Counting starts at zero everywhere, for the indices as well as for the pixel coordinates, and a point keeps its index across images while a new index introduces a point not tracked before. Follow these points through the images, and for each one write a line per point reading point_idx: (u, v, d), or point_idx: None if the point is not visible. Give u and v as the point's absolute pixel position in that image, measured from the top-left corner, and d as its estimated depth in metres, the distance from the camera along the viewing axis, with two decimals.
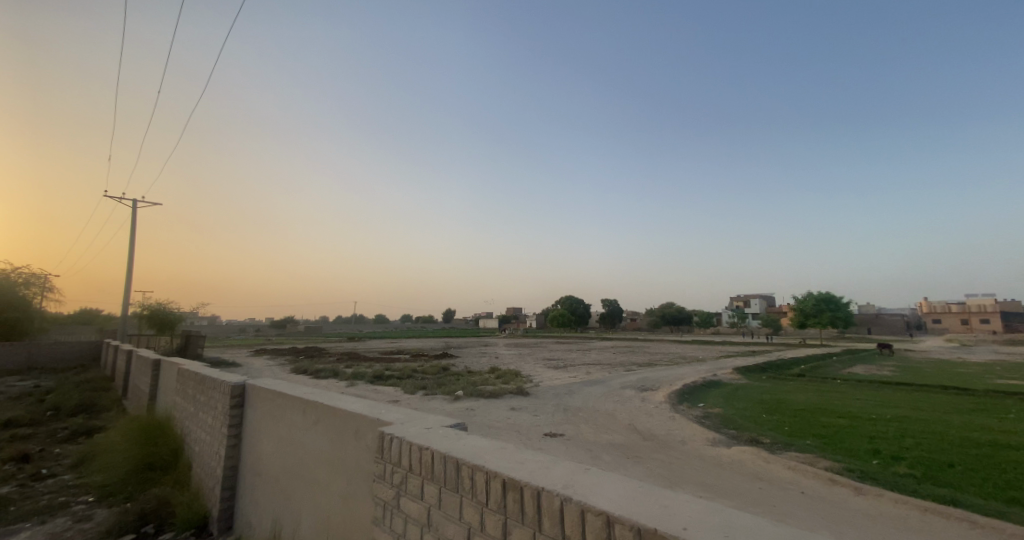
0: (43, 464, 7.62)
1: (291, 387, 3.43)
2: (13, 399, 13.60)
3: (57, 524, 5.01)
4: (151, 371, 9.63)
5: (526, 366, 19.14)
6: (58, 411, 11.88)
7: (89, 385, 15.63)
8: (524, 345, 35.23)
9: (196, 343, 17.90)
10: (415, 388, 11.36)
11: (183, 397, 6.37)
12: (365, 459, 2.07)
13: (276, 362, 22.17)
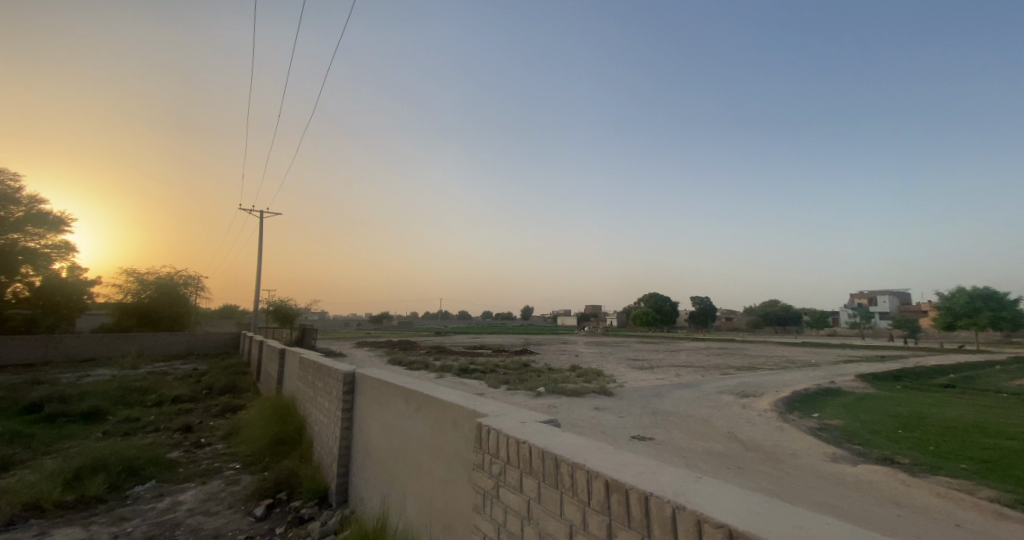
0: (202, 434, 9.07)
1: (394, 375, 3.71)
2: (178, 379, 16.35)
3: (214, 486, 5.94)
4: (279, 358, 10.99)
5: (610, 365, 18.70)
6: (211, 390, 14.05)
7: (232, 369, 18.28)
8: (610, 344, 34.44)
9: (311, 335, 20.05)
10: (498, 383, 11.63)
11: (305, 383, 7.20)
12: (463, 447, 2.17)
13: (375, 353, 24.10)
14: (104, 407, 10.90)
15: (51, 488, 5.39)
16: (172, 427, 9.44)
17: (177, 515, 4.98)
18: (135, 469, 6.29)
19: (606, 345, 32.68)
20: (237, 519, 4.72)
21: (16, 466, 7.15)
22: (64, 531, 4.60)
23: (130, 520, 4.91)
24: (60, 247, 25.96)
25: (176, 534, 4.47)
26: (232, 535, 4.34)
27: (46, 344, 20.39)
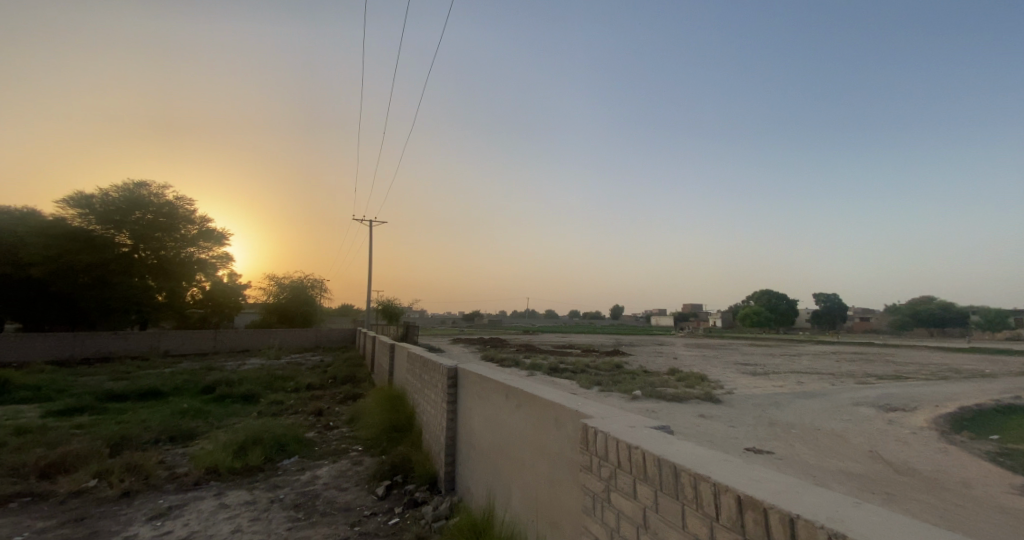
0: (331, 418, 10.21)
1: (493, 372, 3.84)
2: (308, 369, 18.57)
3: (342, 465, 6.64)
4: (389, 352, 11.98)
5: (716, 369, 17.49)
6: (335, 379, 15.78)
7: (350, 361, 20.29)
8: (717, 347, 32.23)
9: (413, 332, 21.51)
10: (593, 384, 11.47)
11: (413, 375, 7.76)
12: (568, 448, 2.17)
13: (470, 350, 25.18)
14: (256, 391, 12.79)
15: (224, 457, 6.48)
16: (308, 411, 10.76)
17: (315, 487, 5.65)
18: (283, 444, 7.28)
19: (712, 348, 30.65)
20: (362, 496, 5.22)
21: (198, 436, 8.71)
22: (234, 493, 5.50)
23: (280, 488, 5.70)
24: (220, 257, 31.92)
25: (316, 504, 5.08)
26: (360, 510, 4.81)
27: (212, 336, 24.67)
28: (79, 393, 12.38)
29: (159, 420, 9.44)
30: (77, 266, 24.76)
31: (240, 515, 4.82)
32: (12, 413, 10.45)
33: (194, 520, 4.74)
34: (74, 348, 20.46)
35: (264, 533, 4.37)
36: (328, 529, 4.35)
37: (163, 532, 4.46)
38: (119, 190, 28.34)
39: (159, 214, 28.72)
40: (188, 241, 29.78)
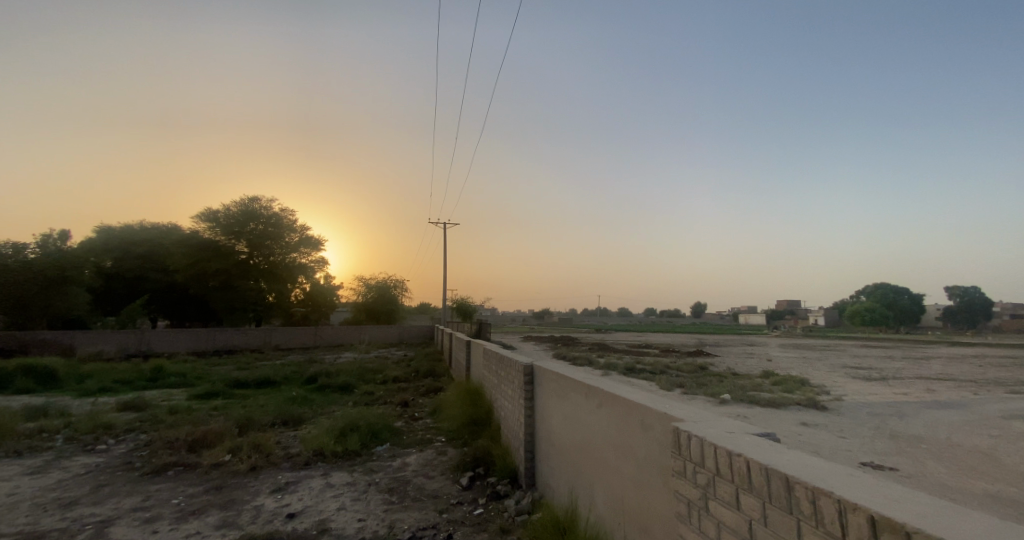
0: (416, 409, 10.82)
1: (569, 370, 3.86)
2: (393, 363, 19.75)
3: (428, 454, 7.04)
4: (466, 349, 12.40)
5: (821, 373, 15.96)
6: (418, 373, 16.66)
7: (431, 357, 21.24)
8: (822, 348, 29.31)
9: (485, 329, 21.99)
10: (677, 386, 11.02)
11: (489, 371, 8.00)
12: (659, 451, 2.08)
13: (543, 348, 25.28)
14: (351, 382, 13.92)
15: (327, 441, 7.31)
16: (395, 402, 11.52)
17: (405, 474, 6.08)
18: (375, 433, 7.97)
19: (816, 349, 27.92)
20: (448, 484, 5.47)
21: (305, 420, 9.71)
22: (337, 474, 6.23)
23: (375, 473, 6.26)
24: (317, 260, 35.16)
25: (407, 489, 5.44)
26: (447, 498, 5.03)
27: (312, 332, 27.13)
28: (211, 379, 14.40)
29: (273, 406, 10.65)
30: (208, 272, 29.93)
31: (343, 495, 5.43)
32: (165, 394, 12.40)
33: (306, 496, 5.49)
34: (207, 341, 23.77)
35: (364, 512, 4.80)
36: (421, 512, 4.64)
37: (283, 504, 5.27)
38: (237, 204, 32.61)
39: (268, 224, 32.49)
40: (292, 247, 33.22)
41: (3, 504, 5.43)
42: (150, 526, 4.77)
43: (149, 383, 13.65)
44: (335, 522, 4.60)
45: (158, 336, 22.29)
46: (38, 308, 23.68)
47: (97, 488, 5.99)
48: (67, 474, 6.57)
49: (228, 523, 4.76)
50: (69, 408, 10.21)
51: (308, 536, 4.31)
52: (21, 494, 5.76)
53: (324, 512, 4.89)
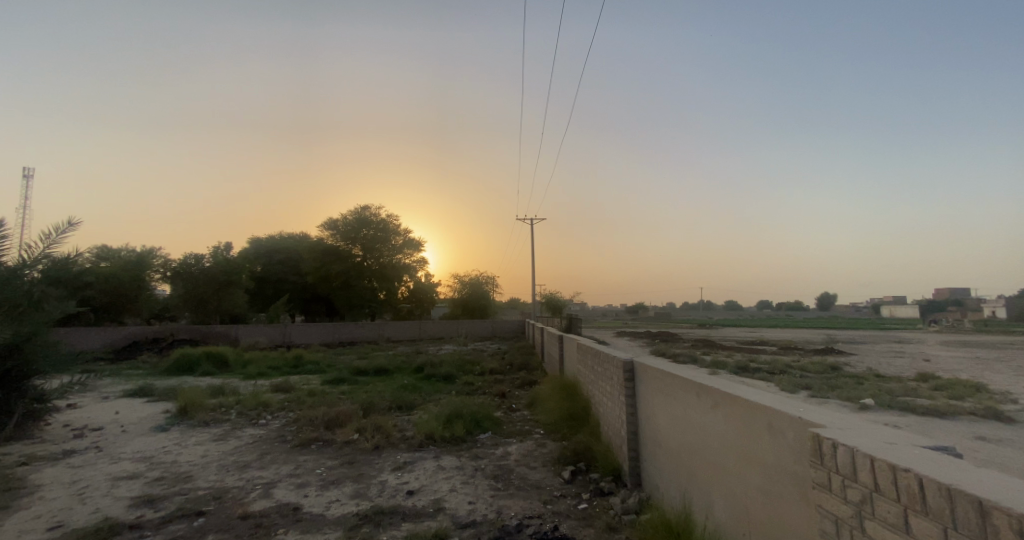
0: (514, 401, 11.13)
1: (678, 368, 3.70)
2: (489, 356, 20.44)
3: (529, 445, 7.19)
4: (560, 343, 12.46)
5: (998, 378, 13.28)
6: (513, 366, 17.08)
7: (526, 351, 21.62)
8: (990, 346, 24.53)
9: (576, 324, 21.81)
10: (801, 389, 9.97)
11: (585, 365, 8.00)
12: (793, 460, 1.88)
13: (641, 344, 24.39)
14: (452, 372, 14.71)
15: (436, 427, 7.81)
16: (494, 393, 11.93)
17: (509, 462, 6.28)
18: (478, 421, 8.37)
19: (987, 348, 23.31)
20: (551, 477, 5.53)
21: (416, 406, 10.47)
22: (448, 458, 6.65)
23: (480, 459, 6.56)
24: (419, 260, 37.53)
25: (511, 477, 5.61)
26: (551, 490, 5.08)
27: (417, 326, 29.03)
28: (336, 366, 16.16)
29: (388, 392, 11.62)
30: (330, 274, 33.59)
31: (453, 477, 5.78)
32: (303, 377, 14.17)
33: (421, 475, 5.93)
34: (333, 333, 26.67)
35: (474, 496, 5.04)
36: (527, 501, 4.74)
37: (403, 481, 5.76)
38: (351, 212, 35.86)
39: (377, 229, 35.27)
40: (398, 249, 35.77)
41: (201, 463, 6.88)
42: (301, 490, 5.62)
43: (292, 368, 15.73)
44: (449, 502, 4.91)
45: (297, 329, 25.49)
46: (212, 306, 28.43)
47: (261, 454, 7.23)
48: (238, 442, 7.98)
49: (359, 494, 5.38)
50: (234, 387, 12.20)
51: (426, 513, 4.67)
52: (212, 456, 7.21)
53: (438, 492, 5.25)
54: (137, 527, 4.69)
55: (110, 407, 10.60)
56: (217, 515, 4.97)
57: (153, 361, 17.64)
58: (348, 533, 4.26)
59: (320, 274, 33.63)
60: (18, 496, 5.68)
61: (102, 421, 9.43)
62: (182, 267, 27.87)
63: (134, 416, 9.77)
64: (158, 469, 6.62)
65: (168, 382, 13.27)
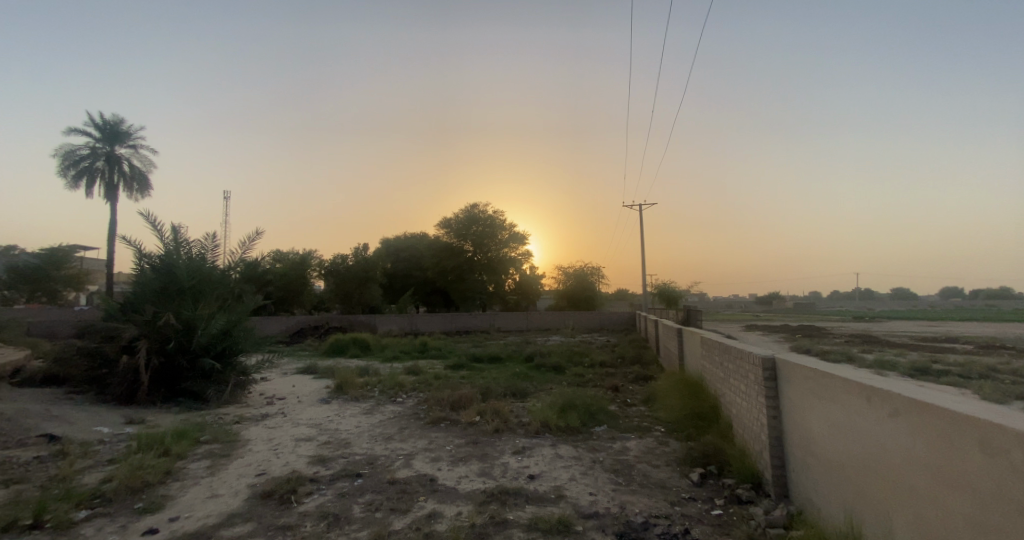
0: (628, 395, 10.85)
1: (842, 369, 3.25)
2: (601, 349, 20.18)
3: (649, 442, 6.95)
4: (680, 337, 11.80)
5: None
6: (626, 359, 16.66)
7: (639, 345, 20.89)
8: None
9: (696, 316, 20.33)
10: (999, 396, 8.12)
11: (713, 362, 7.49)
12: (1021, 488, 1.50)
13: (774, 339, 21.97)
14: (563, 364, 14.79)
15: (551, 416, 7.91)
16: (607, 386, 11.75)
17: (629, 458, 6.13)
18: (593, 413, 8.32)
19: None
20: (678, 477, 5.26)
21: (530, 395, 10.76)
22: (565, 447, 6.70)
23: (598, 451, 6.50)
24: (525, 253, 38.33)
25: (633, 473, 5.46)
26: (678, 491, 4.83)
27: (525, 317, 29.76)
28: (456, 353, 17.30)
29: (502, 379, 12.11)
30: (446, 269, 35.91)
31: (572, 467, 5.80)
32: (428, 362, 15.41)
33: (540, 462, 6.06)
34: (450, 323, 28.57)
35: (594, 488, 5.00)
36: (651, 500, 4.56)
37: (523, 465, 5.94)
38: (462, 210, 37.83)
39: (486, 225, 36.73)
40: (504, 243, 36.87)
41: (357, 432, 7.90)
42: (436, 464, 6.13)
43: (420, 353, 17.23)
44: (569, 491, 4.94)
45: (422, 319, 27.75)
46: (356, 299, 32.25)
47: (401, 428, 8.05)
48: (382, 416, 8.98)
49: (485, 473, 5.68)
50: (376, 368, 13.75)
51: (548, 498, 4.75)
52: (364, 427, 8.24)
53: (558, 480, 5.31)
54: (315, 481, 5.56)
55: (288, 380, 12.71)
56: (371, 478, 5.65)
57: (315, 344, 20.70)
58: (479, 508, 4.52)
59: (437, 269, 36.18)
60: (235, 447, 7.13)
61: (283, 391, 11.35)
62: (333, 265, 32.03)
63: (305, 389, 11.58)
64: (326, 435, 7.78)
65: (325, 362, 15.43)
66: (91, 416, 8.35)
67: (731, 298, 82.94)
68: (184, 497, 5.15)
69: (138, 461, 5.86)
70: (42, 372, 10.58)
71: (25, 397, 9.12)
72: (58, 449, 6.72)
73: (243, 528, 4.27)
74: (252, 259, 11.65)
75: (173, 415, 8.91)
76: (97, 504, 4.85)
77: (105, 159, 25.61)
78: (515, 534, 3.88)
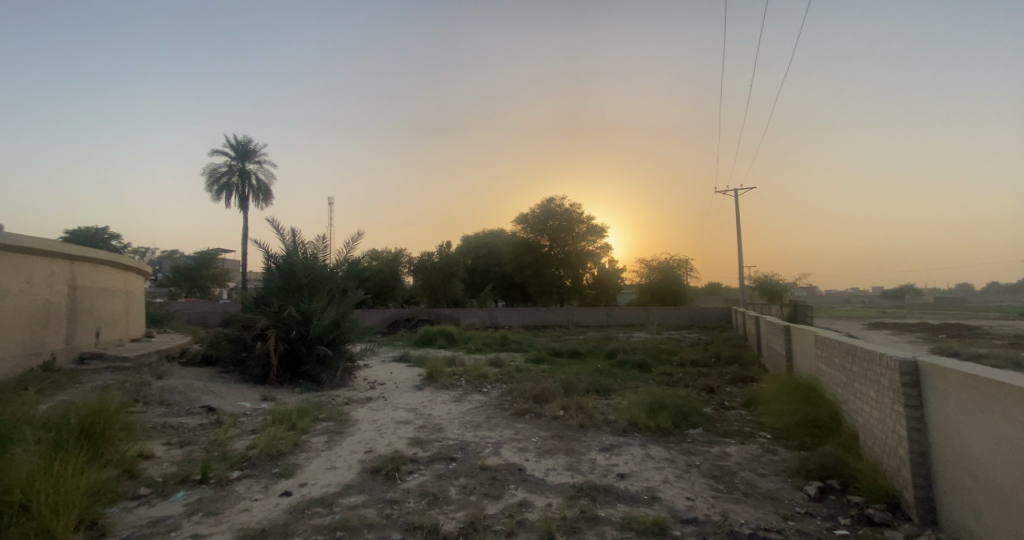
0: (725, 398, 10.22)
1: (1011, 377, 2.83)
2: (692, 347, 19.19)
3: (753, 449, 6.53)
4: (788, 336, 10.96)
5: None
6: (720, 359, 15.67)
7: (734, 343, 19.50)
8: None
9: (805, 312, 18.41)
10: None
11: (835, 366, 6.78)
12: None
13: (905, 339, 19.16)
14: (650, 361, 14.30)
15: (639, 414, 7.76)
16: (700, 386, 11.20)
17: (730, 464, 5.83)
18: (685, 414, 7.99)
19: None
20: (789, 490, 4.89)
21: (614, 392, 10.59)
22: (655, 448, 6.52)
23: (694, 455, 6.23)
24: (604, 246, 37.44)
25: (735, 481, 5.19)
26: (790, 505, 4.49)
27: (606, 312, 29.17)
28: (537, 347, 17.51)
29: (585, 375, 12.05)
30: (523, 264, 36.27)
31: (665, 469, 5.64)
32: (510, 355, 15.78)
33: (630, 461, 5.97)
34: (530, 316, 28.89)
35: (691, 492, 4.83)
36: (757, 511, 4.30)
37: (612, 463, 5.89)
38: (539, 205, 37.81)
39: (563, 219, 36.43)
40: (583, 237, 36.37)
41: (449, 418, 8.39)
42: (524, 454, 6.31)
43: (502, 346, 17.69)
44: (664, 494, 4.83)
45: (502, 312, 28.37)
46: (441, 293, 33.93)
47: (488, 418, 8.37)
48: (470, 405, 9.42)
49: (573, 467, 5.74)
50: (463, 359, 14.40)
51: (641, 499, 4.68)
52: (455, 414, 8.71)
53: (650, 481, 5.20)
54: (414, 461, 6.03)
55: (385, 367, 13.80)
56: (463, 463, 5.98)
57: (406, 336, 22.13)
58: (569, 501, 4.59)
59: (515, 264, 36.65)
60: (346, 425, 7.95)
61: (383, 377, 12.37)
62: (420, 262, 34.02)
63: (401, 376, 12.49)
64: (421, 419, 8.36)
65: (418, 352, 16.47)
66: (236, 393, 9.81)
67: (847, 293, 73.79)
68: (309, 466, 5.87)
69: (274, 432, 6.80)
70: (200, 353, 12.65)
71: (186, 374, 10.96)
72: (213, 418, 8.01)
73: (358, 499, 4.77)
74: (355, 257, 12.80)
75: (294, 395, 10.15)
76: (244, 466, 5.72)
77: (238, 175, 29.62)
78: (607, 530, 3.90)
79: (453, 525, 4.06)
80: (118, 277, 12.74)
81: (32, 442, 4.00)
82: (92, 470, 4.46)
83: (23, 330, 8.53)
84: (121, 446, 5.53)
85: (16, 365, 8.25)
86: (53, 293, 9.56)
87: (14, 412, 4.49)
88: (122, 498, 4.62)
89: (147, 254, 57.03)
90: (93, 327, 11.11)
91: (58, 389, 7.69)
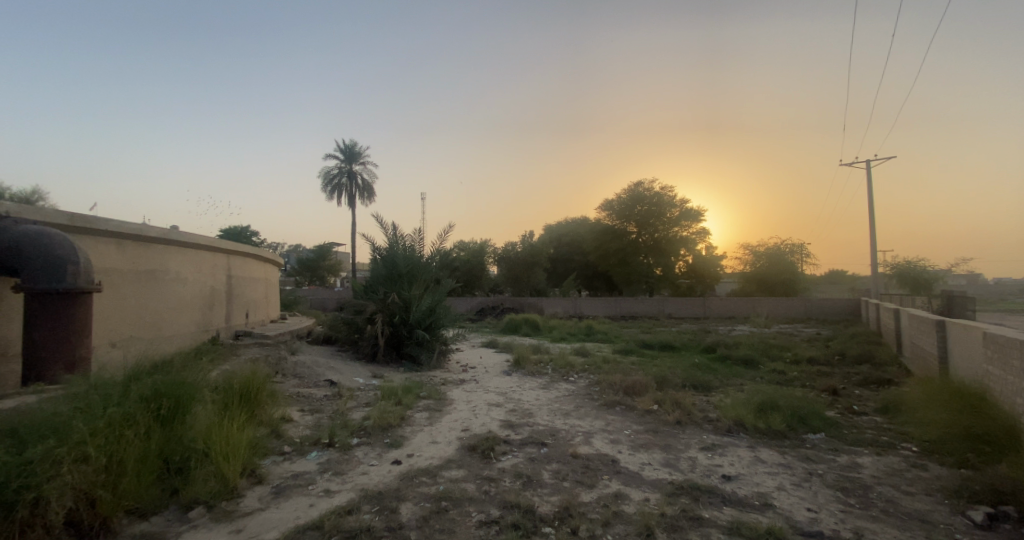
0: (853, 401, 9.22)
1: None
2: (809, 342, 17.37)
3: (894, 462, 5.88)
4: (941, 334, 9.52)
5: None
6: (845, 357, 14.02)
7: (862, 339, 17.27)
8: None
9: (963, 304, 15.50)
10: None
11: (1018, 373, 5.75)
12: None
13: None
14: (755, 357, 13.28)
15: (746, 414, 7.37)
16: (820, 387, 10.22)
17: (862, 477, 5.33)
18: (802, 417, 7.41)
19: None
20: (945, 513, 4.36)
21: (713, 388, 10.07)
22: (766, 451, 6.18)
23: (814, 463, 5.80)
24: (701, 231, 35.08)
25: (870, 497, 4.76)
26: (947, 530, 4.02)
27: (702, 303, 27.50)
28: (624, 338, 17.19)
29: (680, 369, 11.61)
30: (610, 252, 35.39)
31: (779, 475, 5.35)
32: (596, 345, 15.74)
33: (736, 463, 5.74)
34: (616, 306, 28.25)
35: (814, 504, 4.55)
36: (901, 534, 3.92)
37: (715, 463, 5.74)
38: (626, 190, 36.39)
39: (653, 203, 34.72)
40: (675, 222, 34.45)
41: (538, 404, 8.73)
42: (616, 446, 6.40)
43: (587, 336, 17.67)
44: (779, 501, 4.61)
45: (587, 302, 28.15)
46: (525, 282, 34.77)
47: (578, 407, 8.56)
48: (559, 393, 9.69)
49: (671, 464, 5.70)
50: (549, 348, 14.70)
51: (752, 504, 4.53)
52: (544, 400, 9.01)
53: (762, 486, 4.99)
54: (508, 442, 6.46)
55: (476, 352, 14.62)
56: (555, 448, 6.26)
57: (493, 323, 23.01)
58: (668, 498, 4.62)
59: (601, 253, 35.90)
60: (445, 404, 8.67)
61: (474, 361, 13.16)
62: (505, 252, 35.41)
63: (493, 361, 13.17)
64: (512, 403, 8.81)
65: (504, 338, 17.16)
66: (352, 370, 11.18)
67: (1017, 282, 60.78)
68: (414, 439, 6.59)
69: (384, 406, 7.70)
70: (321, 334, 14.52)
71: (313, 352, 12.68)
72: (335, 391, 9.26)
73: (458, 473, 5.28)
74: (447, 248, 13.70)
75: (402, 374, 11.27)
76: (362, 434, 6.60)
77: (347, 175, 32.96)
78: (712, 532, 3.88)
79: (548, 508, 4.33)
80: (260, 266, 15.09)
81: (208, 402, 5.07)
82: (251, 427, 5.53)
83: (196, 311, 10.57)
84: (268, 409, 6.73)
85: (192, 340, 10.27)
86: (215, 280, 11.67)
87: (195, 377, 5.69)
88: (272, 454, 5.66)
89: (277, 247, 66.11)
90: (243, 309, 13.35)
91: (222, 359, 9.46)
